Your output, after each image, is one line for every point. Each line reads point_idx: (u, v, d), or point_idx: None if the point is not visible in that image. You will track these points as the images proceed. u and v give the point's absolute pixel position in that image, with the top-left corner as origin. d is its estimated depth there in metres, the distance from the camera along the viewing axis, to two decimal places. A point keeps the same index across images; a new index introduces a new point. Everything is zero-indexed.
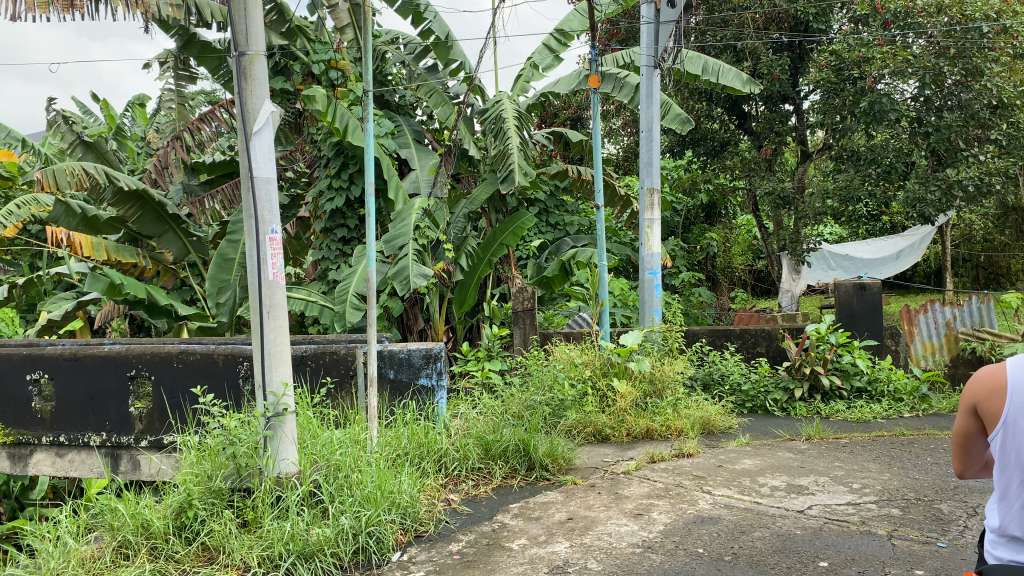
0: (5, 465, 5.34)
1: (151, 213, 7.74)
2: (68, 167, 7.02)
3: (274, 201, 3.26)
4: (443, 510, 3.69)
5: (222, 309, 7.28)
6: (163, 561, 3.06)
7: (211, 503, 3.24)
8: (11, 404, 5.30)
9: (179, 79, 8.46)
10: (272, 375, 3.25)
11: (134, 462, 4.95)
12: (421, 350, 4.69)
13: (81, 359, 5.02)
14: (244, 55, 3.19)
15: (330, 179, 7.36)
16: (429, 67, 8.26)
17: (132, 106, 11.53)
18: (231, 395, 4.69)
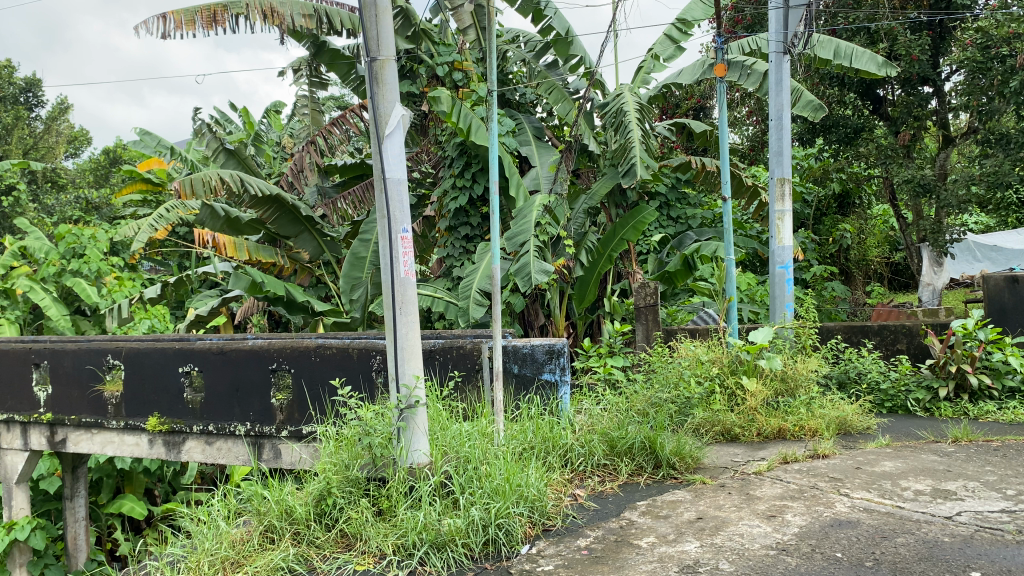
0: (161, 452, 5.73)
1: (287, 215, 8.12)
2: (205, 175, 7.45)
3: (405, 202, 3.35)
4: (570, 505, 3.69)
5: (355, 306, 7.58)
6: (305, 546, 3.21)
7: (349, 492, 3.36)
8: (165, 395, 5.69)
9: (312, 86, 8.85)
10: (404, 369, 3.37)
11: (276, 451, 5.19)
12: (544, 345, 4.68)
13: (227, 353, 5.32)
14: (375, 61, 3.29)
15: (454, 179, 7.50)
16: (549, 64, 8.29)
17: (269, 114, 12.17)
18: (366, 388, 4.83)
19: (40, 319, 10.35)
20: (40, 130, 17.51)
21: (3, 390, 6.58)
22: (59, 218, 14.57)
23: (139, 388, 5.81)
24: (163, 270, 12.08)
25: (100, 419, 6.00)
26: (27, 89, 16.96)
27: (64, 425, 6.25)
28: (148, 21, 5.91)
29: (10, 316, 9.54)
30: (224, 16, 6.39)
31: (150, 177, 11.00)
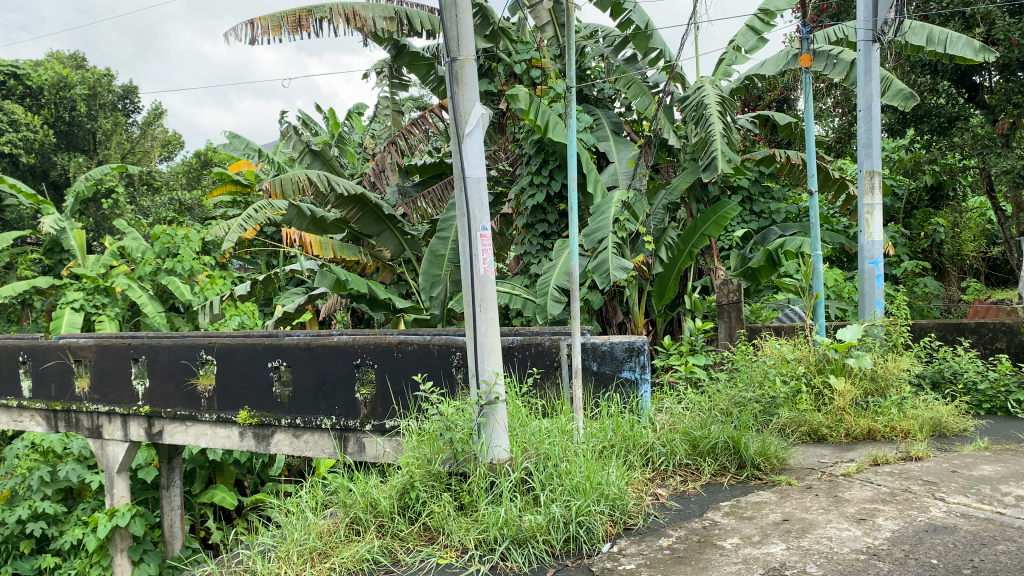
0: (251, 444, 5.96)
1: (370, 214, 8.28)
2: (294, 175, 7.67)
3: (484, 200, 3.37)
4: (651, 504, 3.65)
5: (434, 303, 7.67)
6: (390, 538, 3.28)
7: (431, 486, 3.40)
8: (255, 389, 5.89)
9: (393, 87, 9.00)
10: (484, 365, 3.39)
11: (360, 445, 5.31)
12: (624, 343, 4.64)
13: (314, 349, 5.45)
14: (456, 61, 3.32)
15: (532, 176, 7.51)
16: (628, 58, 8.20)
17: (351, 115, 12.42)
18: (447, 383, 4.87)
19: (137, 316, 10.87)
20: (137, 134, 18.28)
21: (104, 384, 6.91)
22: (156, 219, 15.25)
23: (231, 382, 6.03)
24: (252, 268, 12.50)
25: (194, 412, 6.25)
26: (125, 96, 17.73)
27: (161, 418, 6.54)
28: (236, 28, 6.10)
29: (110, 313, 10.06)
30: (309, 21, 6.54)
31: (240, 180, 11.37)
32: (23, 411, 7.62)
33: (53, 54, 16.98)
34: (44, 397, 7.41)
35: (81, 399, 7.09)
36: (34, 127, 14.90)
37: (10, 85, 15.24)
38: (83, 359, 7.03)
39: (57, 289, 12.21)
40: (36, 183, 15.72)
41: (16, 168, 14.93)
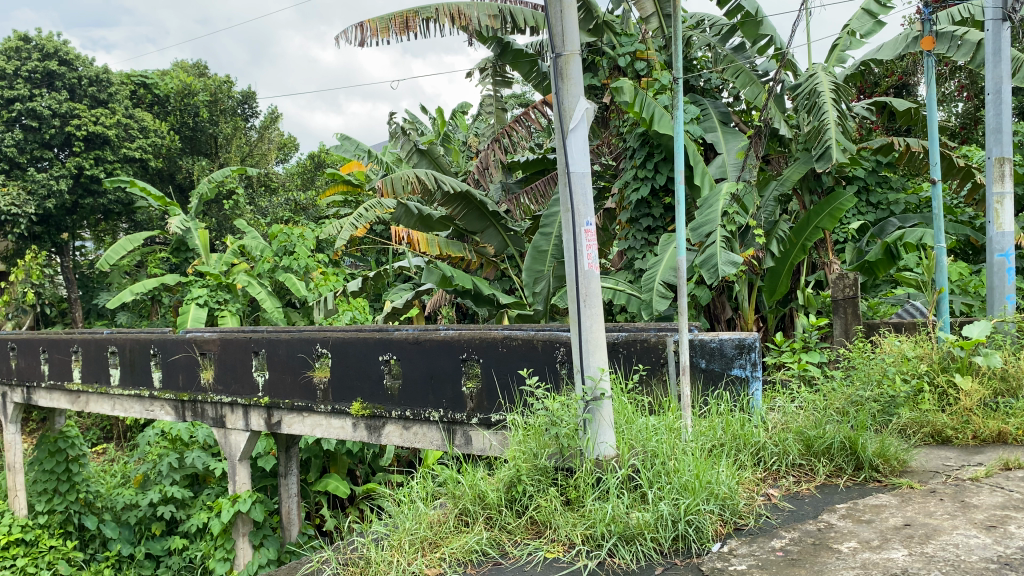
0: (363, 435, 6.15)
1: (475, 212, 8.39)
2: (404, 174, 7.88)
3: (588, 195, 3.35)
4: (763, 504, 3.55)
5: (538, 298, 7.67)
6: (498, 530, 3.34)
7: (538, 480, 3.43)
8: (367, 381, 6.07)
9: (497, 85, 9.11)
10: (590, 361, 3.38)
11: (468, 437, 5.39)
12: (734, 340, 4.52)
13: (422, 343, 5.57)
14: (560, 56, 3.31)
15: (637, 170, 7.43)
16: (736, 47, 8.03)
17: (456, 114, 12.59)
18: (552, 378, 4.84)
19: (257, 312, 11.41)
20: (255, 138, 19.07)
21: (227, 376, 7.27)
22: (273, 219, 15.92)
23: (344, 374, 6.23)
24: (362, 265, 12.89)
25: (310, 403, 6.51)
26: (244, 101, 18.48)
27: (279, 408, 6.83)
28: (347, 31, 6.28)
29: (232, 309, 10.59)
30: (415, 21, 6.67)
31: (352, 179, 11.93)
32: (154, 400, 8.09)
33: (179, 64, 17.92)
34: (172, 387, 7.83)
35: (206, 390, 7.48)
36: (162, 133, 15.79)
37: (140, 94, 16.20)
38: (208, 352, 7.42)
39: (184, 286, 12.92)
40: (164, 186, 16.70)
41: (147, 173, 15.87)
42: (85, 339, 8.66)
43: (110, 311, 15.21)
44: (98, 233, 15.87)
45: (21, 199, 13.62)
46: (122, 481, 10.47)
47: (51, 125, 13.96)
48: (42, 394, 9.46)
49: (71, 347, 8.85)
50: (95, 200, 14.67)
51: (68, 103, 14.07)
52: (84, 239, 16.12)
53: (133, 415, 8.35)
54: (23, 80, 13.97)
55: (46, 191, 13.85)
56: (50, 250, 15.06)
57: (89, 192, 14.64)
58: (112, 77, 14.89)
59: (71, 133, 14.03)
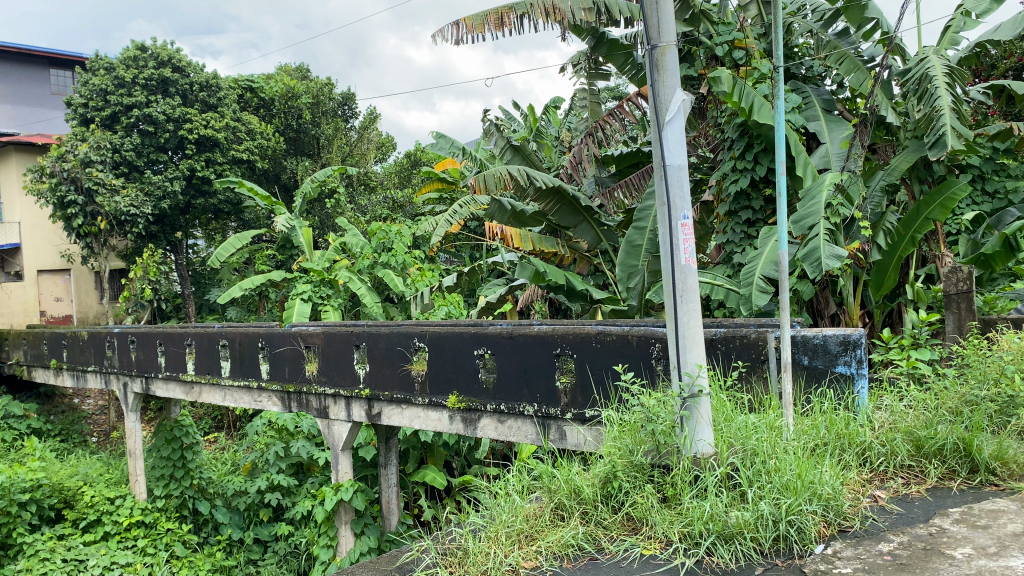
0: (459, 427, 6.24)
1: (567, 206, 8.37)
2: (496, 171, 7.96)
3: (685, 188, 3.31)
4: (869, 506, 3.42)
5: (631, 293, 7.61)
6: (593, 526, 3.34)
7: (634, 476, 3.40)
8: (463, 375, 6.15)
9: (591, 78, 9.08)
10: (687, 357, 3.36)
11: (562, 432, 5.39)
12: (838, 336, 4.33)
13: (516, 337, 5.61)
14: (656, 48, 3.29)
15: (735, 161, 7.27)
16: (840, 32, 7.74)
17: (550, 109, 12.60)
18: (648, 374, 4.76)
19: (357, 307, 11.76)
20: (355, 138, 19.39)
21: (330, 368, 7.51)
22: (372, 217, 16.42)
23: (441, 368, 6.34)
24: (456, 261, 13.10)
25: (409, 395, 6.66)
26: (345, 102, 18.79)
27: (379, 400, 7.01)
28: (443, 29, 6.38)
29: (334, 304, 10.96)
30: (511, 18, 6.73)
31: (445, 177, 11.89)
32: (262, 391, 8.43)
33: (283, 68, 18.54)
34: (279, 378, 8.15)
35: (310, 381, 7.75)
36: (268, 135, 16.40)
37: (247, 98, 16.80)
38: (312, 345, 7.68)
39: (288, 282, 13.42)
40: (270, 186, 17.40)
41: (254, 173, 16.54)
42: (198, 333, 9.09)
43: (220, 306, 15.96)
44: (209, 232, 16.61)
45: (139, 200, 14.39)
46: (232, 468, 11.00)
47: (166, 129, 14.75)
48: (159, 384, 10.00)
49: (185, 341, 9.30)
50: (206, 200, 15.38)
51: (180, 108, 14.79)
52: (196, 237, 16.91)
53: (242, 405, 8.72)
54: (140, 87, 14.77)
55: (161, 192, 14.63)
56: (166, 249, 15.83)
57: (200, 193, 15.38)
58: (221, 82, 15.58)
59: (184, 137, 14.77)
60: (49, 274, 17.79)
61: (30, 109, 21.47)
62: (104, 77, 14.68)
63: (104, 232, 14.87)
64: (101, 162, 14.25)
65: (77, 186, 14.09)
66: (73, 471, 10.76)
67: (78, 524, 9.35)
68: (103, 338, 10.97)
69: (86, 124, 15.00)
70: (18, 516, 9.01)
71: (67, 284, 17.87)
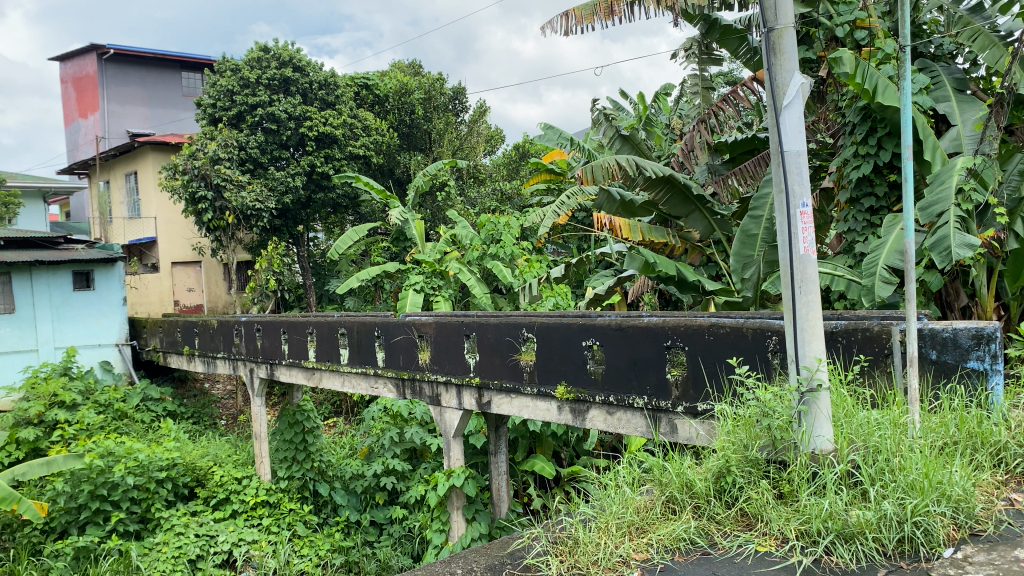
0: (569, 418, 6.27)
1: (678, 196, 8.25)
2: (604, 162, 8.19)
3: (804, 174, 3.20)
4: (1004, 509, 3.21)
5: (746, 285, 7.38)
6: (706, 520, 3.28)
7: (748, 472, 3.32)
8: (572, 365, 6.15)
9: (703, 64, 8.90)
10: (806, 350, 3.28)
11: (673, 426, 5.34)
12: (970, 329, 4.07)
13: (626, 329, 5.57)
14: (773, 31, 3.21)
15: (857, 146, 6.97)
16: (974, 7, 7.28)
17: (659, 96, 12.42)
18: (763, 368, 4.63)
19: (467, 298, 11.98)
20: (465, 131, 19.41)
21: (442, 357, 7.66)
22: (481, 209, 16.77)
23: (550, 359, 6.37)
24: (564, 252, 13.14)
25: (517, 384, 6.73)
26: (456, 97, 18.79)
27: (489, 388, 7.12)
28: (552, 20, 6.38)
29: (445, 294, 11.20)
30: (620, 6, 6.62)
31: (553, 168, 12.12)
32: (378, 378, 8.70)
33: (396, 64, 18.98)
34: (394, 366, 8.38)
35: (423, 369, 7.93)
36: (382, 131, 16.87)
37: (363, 95, 17.35)
38: (425, 334, 7.87)
39: (402, 273, 13.78)
40: (385, 180, 17.94)
41: (369, 168, 17.11)
42: (318, 322, 9.46)
43: (338, 297, 16.57)
44: (329, 225, 17.29)
45: (264, 195, 15.10)
46: (350, 452, 11.45)
47: (288, 127, 15.41)
48: (283, 370, 10.47)
49: (307, 329, 9.70)
50: (325, 194, 15.95)
51: (301, 106, 15.41)
52: (316, 231, 17.63)
53: (360, 391, 9.02)
54: (264, 87, 15.44)
55: (284, 188, 15.30)
56: (289, 241, 16.57)
57: (320, 188, 15.97)
58: (339, 80, 16.15)
59: (305, 134, 15.41)
60: (182, 265, 18.95)
61: (165, 110, 22.79)
62: (231, 78, 15.44)
63: (232, 226, 15.64)
64: (228, 159, 14.99)
65: (206, 182, 14.90)
66: (204, 451, 11.40)
67: (209, 502, 9.96)
68: (231, 327, 11.57)
69: (214, 124, 15.82)
70: (156, 492, 9.65)
71: (199, 275, 19.15)
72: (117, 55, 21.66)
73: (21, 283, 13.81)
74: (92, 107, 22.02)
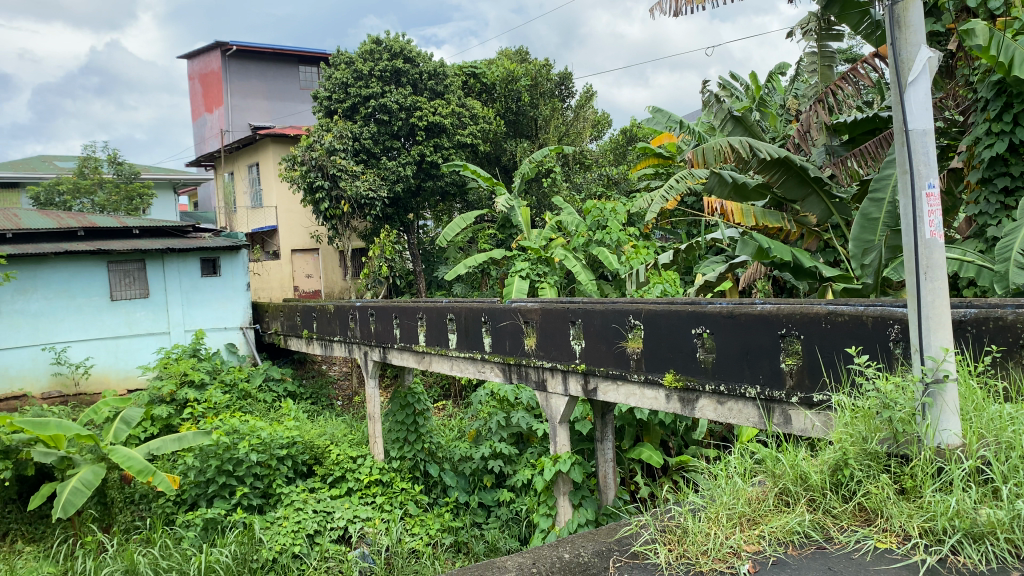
0: (677, 407, 6.19)
1: (795, 178, 7.95)
2: (717, 144, 8.16)
3: (931, 154, 3.03)
4: None
5: (867, 271, 7.05)
6: (821, 514, 3.18)
7: (868, 465, 3.19)
8: (680, 353, 6.06)
9: (823, 40, 8.58)
10: (931, 340, 3.13)
11: (787, 417, 5.19)
12: None
13: (737, 316, 5.44)
14: (897, 3, 3.06)
15: (990, 124, 6.56)
16: None
17: (773, 75, 12.02)
18: (884, 358, 4.43)
19: (574, 284, 12.00)
20: (572, 117, 19.36)
21: (549, 343, 7.69)
22: (587, 194, 16.74)
23: (658, 346, 6.29)
24: (673, 237, 12.95)
25: (624, 372, 6.69)
26: (562, 82, 18.74)
27: (595, 375, 7.11)
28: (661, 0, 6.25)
29: (551, 281, 11.24)
30: None
31: (661, 152, 11.96)
32: (485, 363, 8.83)
33: (504, 52, 19.07)
34: (501, 351, 8.48)
35: (529, 355, 7.99)
36: (489, 119, 17.02)
37: (471, 83, 17.56)
38: (531, 320, 7.92)
39: (509, 259, 13.92)
40: (491, 167, 18.15)
41: (476, 156, 17.34)
42: (428, 307, 9.66)
43: (447, 282, 16.85)
44: (438, 212, 17.67)
45: (376, 184, 15.53)
46: (458, 434, 11.70)
47: (399, 118, 15.73)
48: (395, 354, 10.76)
49: (417, 314, 9.93)
50: (434, 182, 16.25)
51: (411, 97, 15.71)
52: (426, 219, 18.02)
53: (468, 375, 9.19)
54: (376, 78, 15.84)
55: (395, 177, 15.69)
56: (400, 229, 17.01)
57: (429, 176, 16.26)
58: (447, 70, 16.38)
59: (415, 124, 15.71)
60: (301, 252, 19.75)
61: (284, 103, 23.71)
62: (346, 70, 15.93)
63: (347, 215, 16.14)
64: (343, 150, 15.48)
65: (323, 173, 15.44)
66: (322, 431, 11.89)
67: (327, 479, 10.40)
68: (346, 311, 11.96)
69: (330, 116, 16.36)
70: (277, 468, 10.12)
71: (316, 262, 19.88)
72: (239, 51, 22.68)
73: (155, 269, 14.69)
74: (217, 102, 23.17)
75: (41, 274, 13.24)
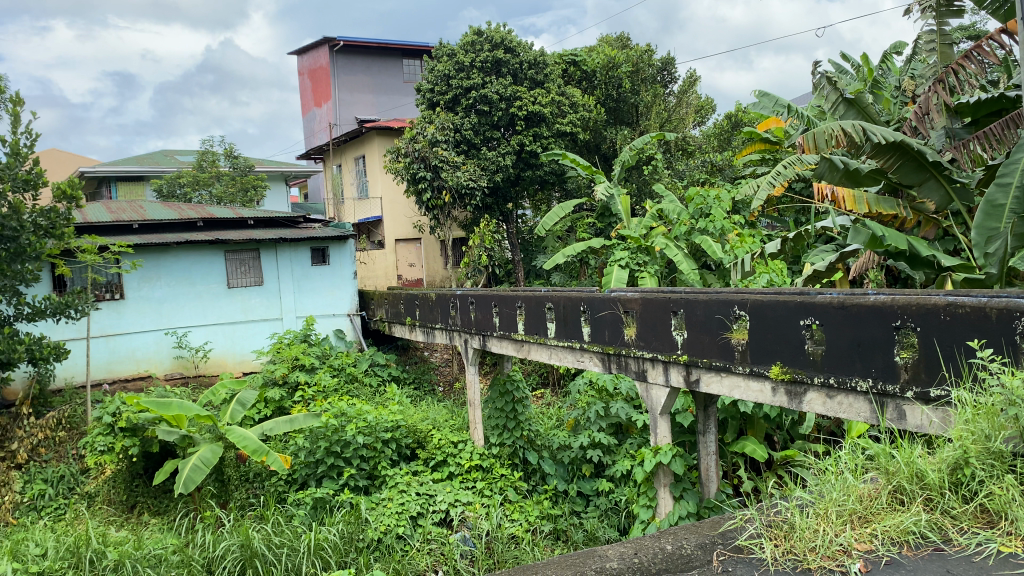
0: (784, 400, 6.03)
1: (911, 162, 7.59)
2: (827, 128, 7.90)
3: None
4: None
5: (991, 260, 6.69)
6: (940, 514, 3.04)
7: (991, 465, 3.02)
8: (788, 345, 5.90)
9: (942, 17, 8.16)
10: None
11: (901, 412, 4.99)
12: None
13: (848, 307, 5.24)
14: None
15: None
16: None
17: (888, 55, 11.49)
18: (1010, 353, 4.20)
19: (675, 274, 11.81)
20: (674, 103, 18.99)
21: (649, 333, 7.62)
22: (690, 181, 16.46)
23: (763, 337, 6.13)
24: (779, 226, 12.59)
25: (728, 363, 6.56)
26: (664, 68, 18.42)
27: (697, 366, 6.99)
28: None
29: (651, 270, 11.10)
30: None
31: (768, 138, 11.63)
32: (584, 352, 8.82)
33: (604, 39, 18.88)
34: (600, 340, 8.45)
35: (629, 345, 7.94)
36: (589, 107, 16.93)
37: (571, 72, 17.51)
38: (631, 310, 7.86)
39: (608, 248, 13.82)
40: (590, 156, 18.06)
41: (576, 145, 17.29)
42: (527, 296, 9.71)
43: (546, 272, 16.87)
44: (537, 202, 17.74)
45: (477, 174, 15.65)
46: (556, 423, 11.78)
47: (499, 108, 15.84)
48: (494, 342, 10.89)
49: (516, 303, 9.99)
50: (534, 172, 16.29)
51: (512, 87, 15.80)
52: (525, 208, 18.11)
53: (567, 364, 9.20)
54: (478, 69, 16.02)
55: (495, 167, 15.81)
56: (500, 219, 17.15)
57: (529, 166, 16.32)
58: (547, 59, 16.40)
59: (515, 114, 15.80)
60: (404, 242, 20.22)
61: (388, 97, 24.24)
62: (448, 63, 16.18)
63: (449, 205, 16.38)
64: (445, 141, 15.72)
65: (426, 164, 15.70)
66: (424, 416, 12.16)
67: (429, 463, 10.63)
68: (448, 300, 12.18)
69: (433, 107, 16.65)
70: (382, 451, 10.42)
71: (419, 251, 20.36)
72: (346, 46, 23.33)
73: (268, 258, 15.33)
74: (326, 96, 23.92)
75: (164, 263, 14.03)
